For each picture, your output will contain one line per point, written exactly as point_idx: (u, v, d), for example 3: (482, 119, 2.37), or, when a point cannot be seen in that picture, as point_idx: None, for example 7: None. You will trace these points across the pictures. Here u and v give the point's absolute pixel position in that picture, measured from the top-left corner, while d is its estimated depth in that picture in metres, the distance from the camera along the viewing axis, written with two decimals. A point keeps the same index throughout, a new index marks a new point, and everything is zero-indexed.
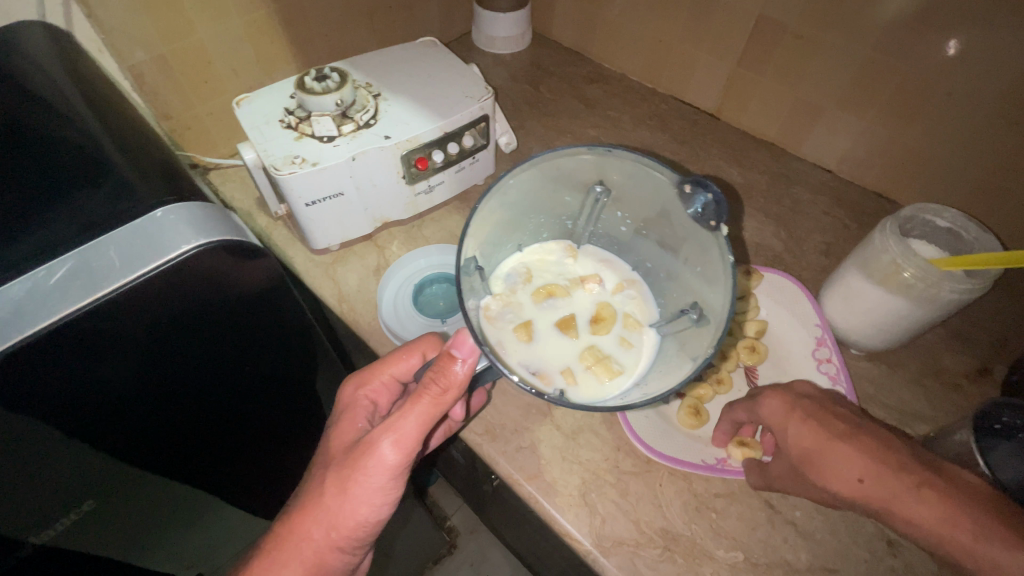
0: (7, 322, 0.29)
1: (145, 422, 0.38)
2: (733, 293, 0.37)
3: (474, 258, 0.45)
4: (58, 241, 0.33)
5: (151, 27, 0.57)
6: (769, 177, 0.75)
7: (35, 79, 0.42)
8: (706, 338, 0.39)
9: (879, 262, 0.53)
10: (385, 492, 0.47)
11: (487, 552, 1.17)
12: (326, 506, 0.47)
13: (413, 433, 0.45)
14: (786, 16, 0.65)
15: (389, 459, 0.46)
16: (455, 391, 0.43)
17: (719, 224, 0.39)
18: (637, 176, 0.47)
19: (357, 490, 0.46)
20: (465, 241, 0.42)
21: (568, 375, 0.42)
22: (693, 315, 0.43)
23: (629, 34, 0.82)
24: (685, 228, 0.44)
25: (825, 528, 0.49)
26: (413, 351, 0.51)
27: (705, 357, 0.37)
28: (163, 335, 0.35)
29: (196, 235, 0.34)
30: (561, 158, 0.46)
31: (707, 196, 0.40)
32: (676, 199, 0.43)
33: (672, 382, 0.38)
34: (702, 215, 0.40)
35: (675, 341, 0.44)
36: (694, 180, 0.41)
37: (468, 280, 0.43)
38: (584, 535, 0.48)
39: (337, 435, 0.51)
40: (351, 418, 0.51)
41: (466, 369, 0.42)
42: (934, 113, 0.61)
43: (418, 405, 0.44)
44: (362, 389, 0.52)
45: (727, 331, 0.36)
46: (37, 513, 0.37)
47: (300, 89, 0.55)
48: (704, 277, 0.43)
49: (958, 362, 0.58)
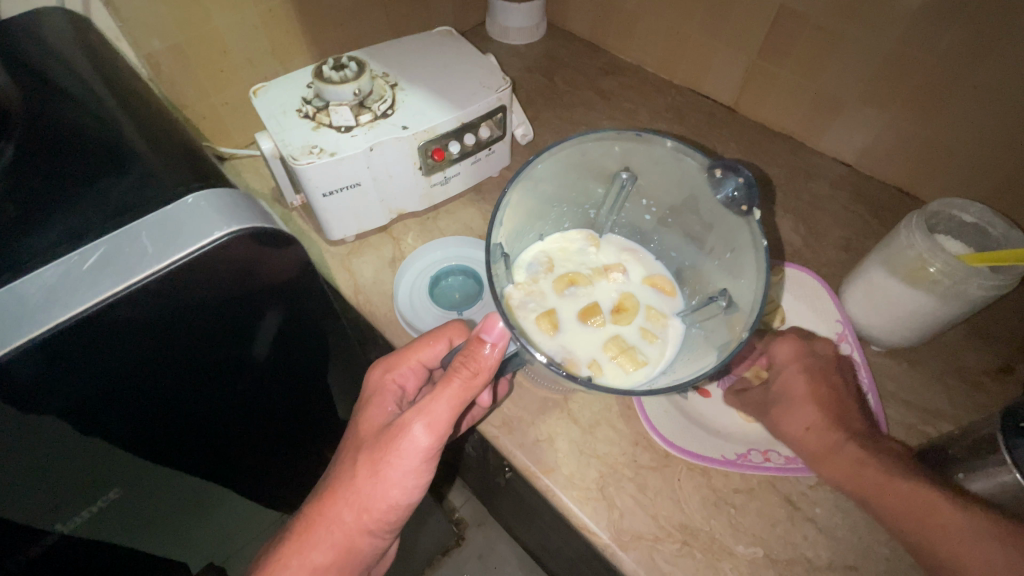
0: (44, 308, 0.30)
1: (170, 404, 0.38)
2: (766, 277, 0.37)
3: (501, 244, 0.45)
4: (85, 228, 0.33)
5: (168, 15, 0.56)
6: (789, 171, 0.74)
7: (58, 68, 0.42)
8: (738, 323, 0.38)
9: (905, 257, 0.52)
10: (417, 474, 0.48)
11: (495, 545, 1.17)
12: (358, 487, 0.47)
13: (443, 417, 0.45)
14: (809, 6, 0.63)
15: (420, 442, 0.46)
16: (485, 375, 0.43)
17: (751, 207, 0.40)
18: (665, 161, 0.47)
19: (389, 472, 0.47)
20: (494, 227, 0.42)
21: (594, 366, 0.42)
22: (720, 302, 0.43)
23: (647, 25, 0.81)
24: (713, 214, 0.45)
25: (844, 525, 0.49)
26: (440, 337, 0.51)
27: (737, 341, 0.37)
28: (194, 320, 0.35)
29: (227, 221, 0.34)
30: (589, 146, 0.46)
31: (738, 180, 0.41)
32: (705, 183, 0.44)
33: (699, 370, 0.39)
34: (732, 199, 0.41)
35: (701, 330, 0.44)
36: (725, 165, 0.42)
37: (494, 267, 0.43)
38: (603, 529, 0.48)
39: (365, 419, 0.51)
40: (379, 403, 0.51)
41: (495, 353, 0.43)
42: (958, 108, 0.59)
43: (449, 389, 0.44)
44: (390, 373, 0.52)
45: (761, 314, 0.36)
46: (65, 499, 0.38)
47: (318, 78, 0.55)
48: (732, 263, 0.43)
49: (980, 359, 0.58)
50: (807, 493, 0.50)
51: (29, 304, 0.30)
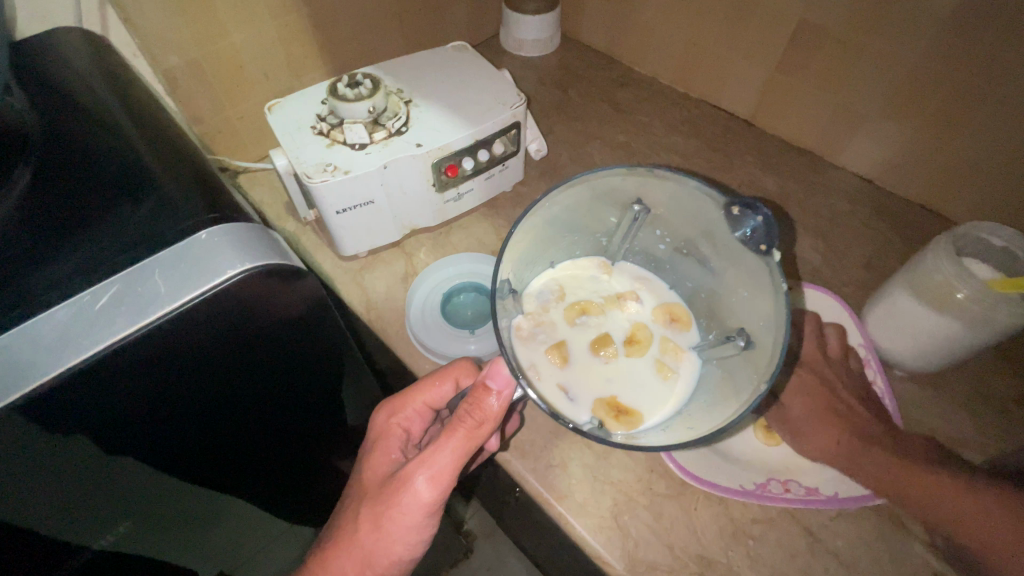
0: (54, 350, 0.29)
1: (182, 439, 0.38)
2: (787, 323, 0.36)
3: (508, 280, 0.45)
4: (99, 261, 0.33)
5: (185, 31, 0.56)
6: (807, 186, 0.73)
7: (78, 90, 0.42)
8: (757, 369, 0.38)
9: (932, 283, 0.50)
10: (421, 529, 0.48)
11: (504, 558, 1.16)
12: (361, 542, 0.48)
13: (448, 468, 0.45)
14: (831, 19, 0.62)
15: (423, 497, 0.46)
16: (490, 423, 0.43)
17: (771, 247, 0.38)
18: (681, 196, 0.46)
19: (391, 527, 0.47)
20: (501, 264, 0.42)
21: (605, 405, 0.42)
22: (739, 342, 0.42)
23: (662, 37, 0.80)
24: (731, 250, 0.43)
25: (868, 558, 0.47)
26: (445, 378, 0.49)
27: (756, 393, 0.36)
28: (208, 360, 0.35)
29: (241, 259, 0.33)
30: (603, 177, 0.45)
31: (757, 219, 0.39)
32: (721, 220, 0.42)
33: (713, 419, 0.38)
34: (750, 238, 0.39)
35: (719, 367, 0.44)
36: (743, 203, 0.40)
37: (502, 303, 0.43)
38: (616, 559, 0.47)
39: (370, 467, 0.51)
40: (385, 449, 0.52)
41: (500, 402, 0.42)
42: (984, 126, 0.58)
43: (453, 438, 0.44)
44: (395, 417, 0.52)
45: (782, 362, 0.35)
46: (88, 529, 0.39)
47: (333, 95, 0.55)
48: (752, 302, 0.42)
49: (1006, 386, 0.56)
50: (828, 524, 0.49)
51: (41, 344, 0.30)
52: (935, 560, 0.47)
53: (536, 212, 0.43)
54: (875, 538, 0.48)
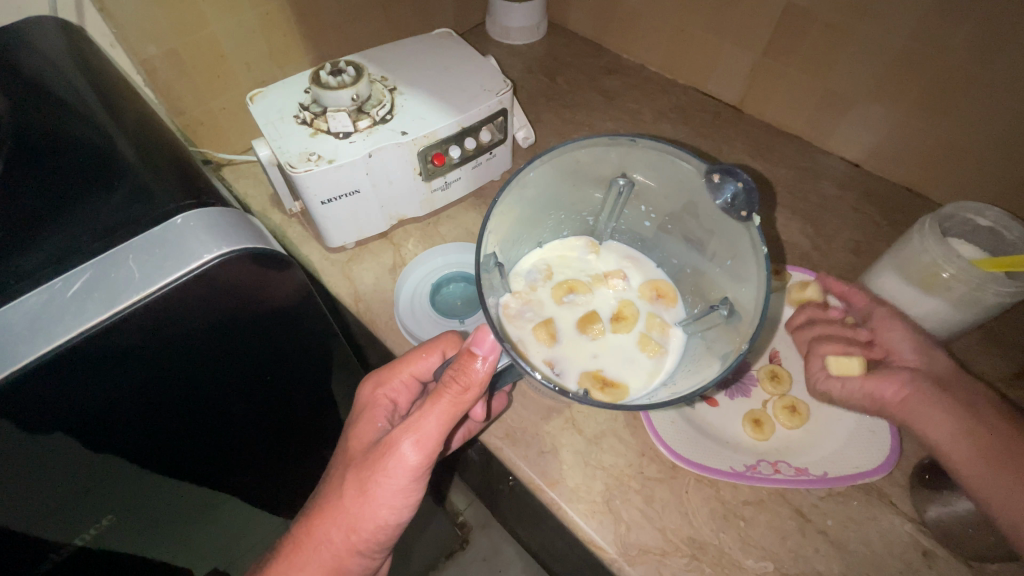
0: (25, 338, 0.29)
1: (165, 427, 0.37)
2: (768, 287, 0.36)
3: (493, 254, 0.44)
4: (73, 250, 0.32)
5: (163, 20, 0.55)
6: (796, 171, 0.73)
7: (50, 79, 0.41)
8: (739, 333, 0.38)
9: (919, 263, 0.51)
10: (406, 494, 0.47)
11: (499, 547, 1.17)
12: (346, 507, 0.47)
13: (433, 433, 0.45)
14: (817, 4, 0.62)
15: (408, 460, 0.46)
16: (476, 389, 0.43)
17: (751, 213, 0.38)
18: (664, 167, 0.46)
19: (378, 491, 0.47)
20: (484, 238, 0.42)
21: (591, 376, 0.42)
22: (723, 311, 0.42)
23: (650, 23, 0.79)
24: (715, 220, 0.43)
25: (857, 537, 0.48)
26: (432, 350, 0.50)
27: (738, 353, 0.36)
28: (187, 345, 0.34)
29: (218, 243, 0.33)
30: (584, 149, 0.45)
31: (737, 185, 0.39)
32: (703, 188, 0.42)
33: (698, 381, 0.39)
34: (732, 205, 0.39)
35: (703, 339, 0.44)
36: (723, 169, 0.40)
37: (487, 277, 0.43)
38: (608, 543, 0.47)
39: (356, 435, 0.50)
40: (370, 418, 0.51)
41: (486, 366, 0.42)
42: (970, 107, 0.58)
43: (439, 404, 0.44)
44: (381, 388, 0.52)
45: (763, 324, 0.35)
46: (70, 525, 0.38)
47: (315, 83, 0.54)
48: (734, 271, 0.42)
49: (994, 365, 0.56)
50: (818, 504, 0.49)
51: (12, 332, 0.29)
52: (924, 537, 0.48)
53: (518, 185, 0.43)
54: (865, 517, 0.49)
